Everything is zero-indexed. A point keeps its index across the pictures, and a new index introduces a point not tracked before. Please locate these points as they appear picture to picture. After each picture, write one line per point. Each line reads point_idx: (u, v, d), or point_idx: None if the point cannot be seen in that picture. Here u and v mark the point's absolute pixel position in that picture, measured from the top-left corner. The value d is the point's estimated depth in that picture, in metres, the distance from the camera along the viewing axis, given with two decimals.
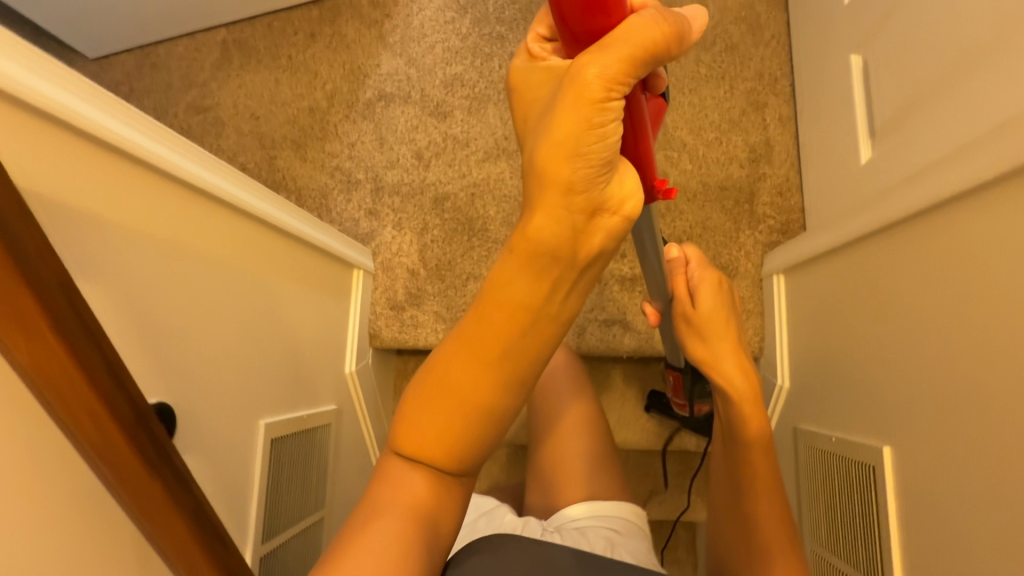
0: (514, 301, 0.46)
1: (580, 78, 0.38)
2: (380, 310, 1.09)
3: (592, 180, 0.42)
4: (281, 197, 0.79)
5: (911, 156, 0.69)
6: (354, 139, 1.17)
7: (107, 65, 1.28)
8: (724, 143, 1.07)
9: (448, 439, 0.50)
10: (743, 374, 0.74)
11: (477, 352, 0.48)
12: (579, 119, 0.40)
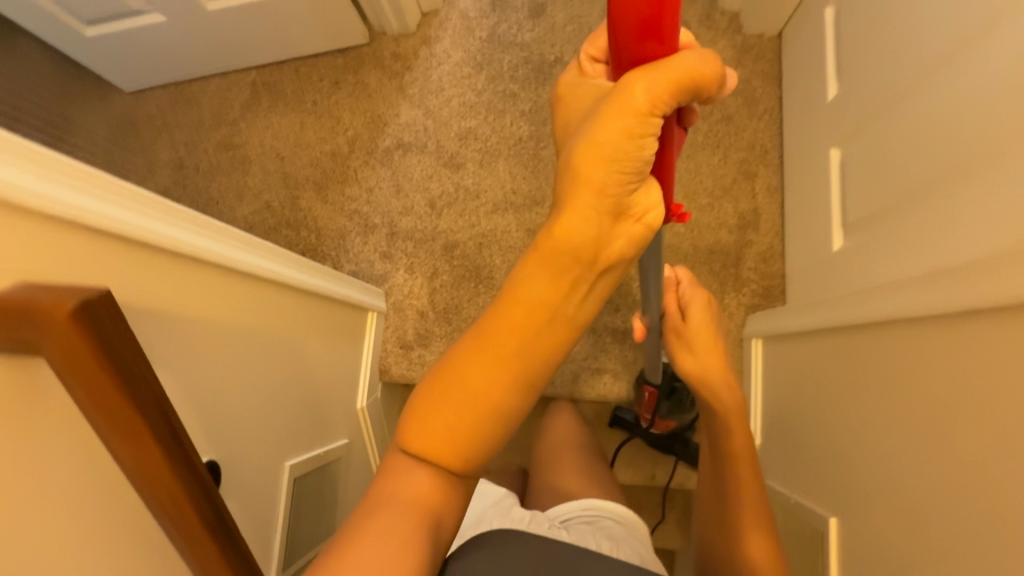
0: (536, 298, 0.52)
1: (625, 94, 0.42)
2: (390, 347, 1.18)
3: (622, 187, 0.46)
4: (301, 257, 0.86)
5: (877, 259, 0.78)
6: (372, 184, 1.25)
7: (141, 97, 1.35)
8: (716, 208, 1.16)
9: (473, 420, 0.55)
10: (729, 384, 0.81)
11: (497, 346, 0.54)
12: (619, 128, 0.43)
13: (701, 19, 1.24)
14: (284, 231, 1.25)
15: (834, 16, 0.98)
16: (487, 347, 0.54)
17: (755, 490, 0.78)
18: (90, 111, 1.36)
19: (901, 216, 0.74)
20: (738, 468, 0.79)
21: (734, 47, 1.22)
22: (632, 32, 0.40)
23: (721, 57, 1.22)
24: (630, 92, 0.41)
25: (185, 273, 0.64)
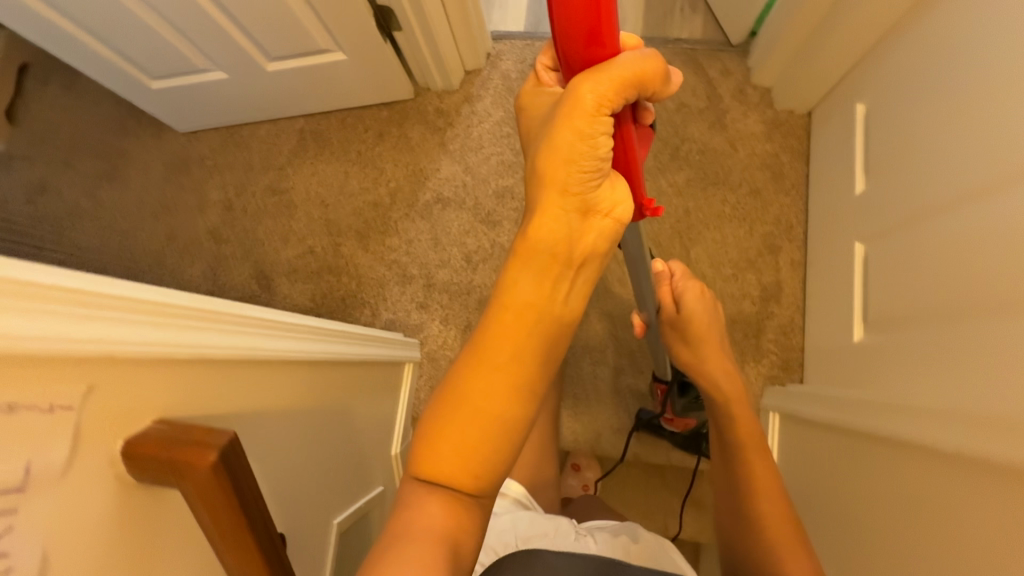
0: (520, 305, 0.49)
1: (573, 96, 0.45)
2: (423, 395, 1.25)
3: (585, 183, 0.47)
4: (363, 336, 0.94)
5: (898, 364, 0.83)
6: (411, 236, 1.31)
7: (195, 138, 1.42)
8: (740, 279, 1.21)
9: (464, 454, 0.50)
10: (726, 369, 0.88)
11: (487, 365, 0.50)
12: (572, 129, 0.46)
13: (734, 94, 1.29)
14: (325, 276, 1.31)
15: (864, 113, 1.04)
16: (480, 367, 0.50)
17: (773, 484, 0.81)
18: (146, 149, 1.43)
19: (924, 329, 0.80)
20: (750, 460, 0.82)
21: (765, 122, 1.27)
22: (578, 42, 0.44)
23: (751, 131, 1.27)
24: (579, 95, 0.45)
25: (286, 377, 0.67)
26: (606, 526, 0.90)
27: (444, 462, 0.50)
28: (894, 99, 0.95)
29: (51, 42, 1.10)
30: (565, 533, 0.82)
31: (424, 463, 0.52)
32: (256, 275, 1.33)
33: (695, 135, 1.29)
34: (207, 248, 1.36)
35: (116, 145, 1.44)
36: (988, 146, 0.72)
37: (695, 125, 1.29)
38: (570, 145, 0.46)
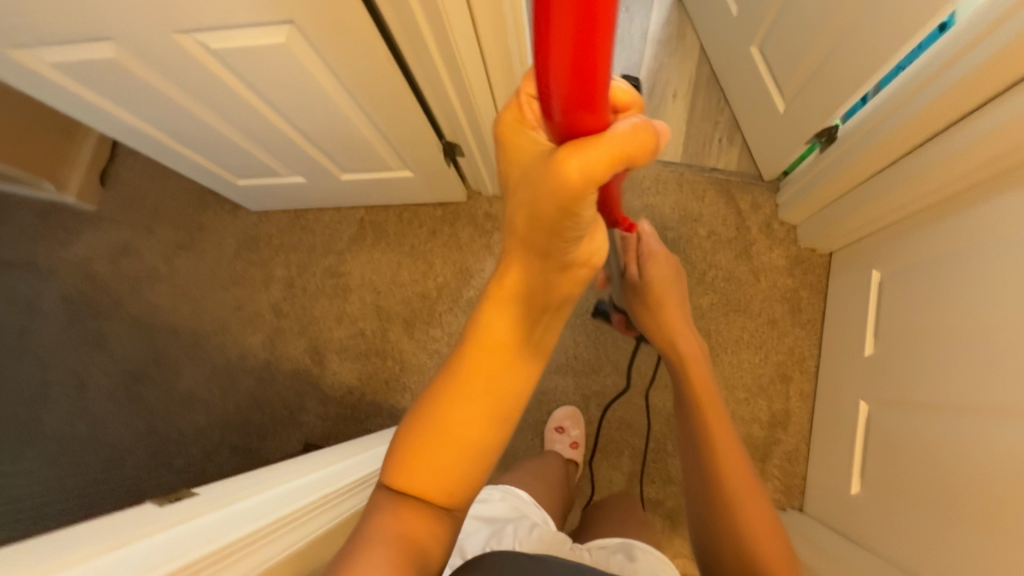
0: (497, 339, 0.61)
1: (565, 173, 0.46)
2: None
3: (566, 244, 0.54)
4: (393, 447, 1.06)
5: (892, 534, 0.96)
6: (453, 329, 1.44)
7: (265, 218, 1.57)
8: (752, 404, 1.31)
9: (442, 466, 0.60)
10: (680, 333, 0.96)
11: (466, 386, 0.61)
12: (567, 195, 0.48)
13: (762, 228, 1.40)
14: (372, 359, 1.44)
15: (879, 282, 1.14)
16: (459, 393, 0.61)
17: (734, 445, 0.83)
18: (221, 223, 1.59)
19: (920, 515, 0.91)
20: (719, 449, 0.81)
21: (788, 257, 1.37)
22: (568, 104, 0.42)
23: (774, 264, 1.37)
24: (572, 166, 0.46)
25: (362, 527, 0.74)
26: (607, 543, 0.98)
27: (426, 470, 0.60)
28: (907, 282, 1.05)
29: (156, 152, 1.16)
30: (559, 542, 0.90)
31: (407, 465, 0.61)
32: (310, 351, 1.47)
33: (721, 262, 1.39)
34: (268, 321, 1.51)
35: (194, 217, 1.60)
36: (983, 378, 0.84)
37: (722, 253, 1.39)
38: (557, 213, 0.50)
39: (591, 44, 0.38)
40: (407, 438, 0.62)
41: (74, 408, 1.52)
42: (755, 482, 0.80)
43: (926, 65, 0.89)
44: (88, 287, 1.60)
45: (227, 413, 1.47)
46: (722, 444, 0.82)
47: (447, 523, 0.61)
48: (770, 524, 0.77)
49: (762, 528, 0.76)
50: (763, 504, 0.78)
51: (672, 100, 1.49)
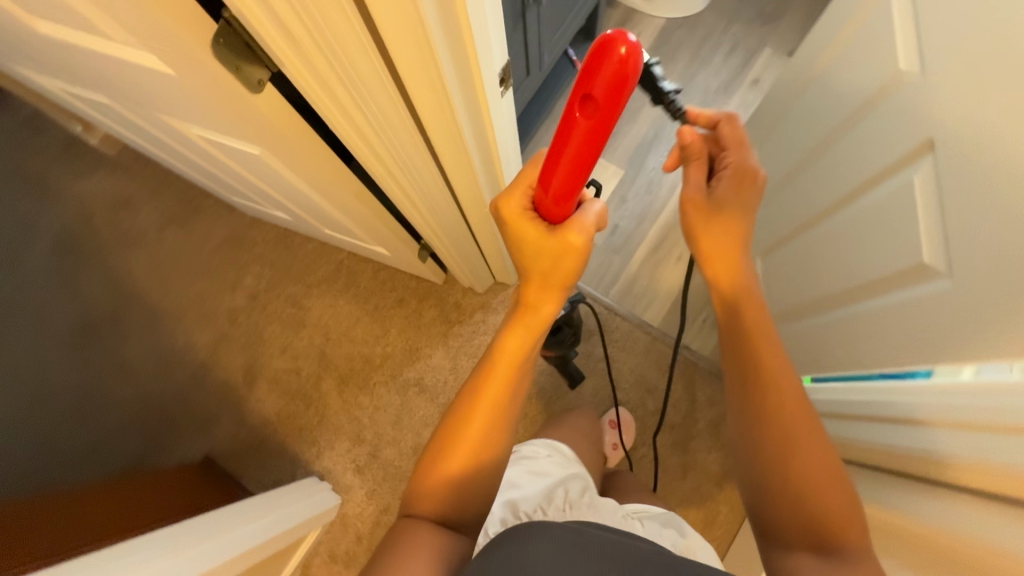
0: (511, 359, 0.85)
1: (567, 242, 0.76)
2: (320, 556, 1.34)
3: (567, 283, 0.83)
4: (251, 513, 1.09)
5: None
6: (381, 404, 1.43)
7: (257, 225, 1.59)
8: None
9: (468, 459, 0.82)
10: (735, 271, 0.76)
11: (483, 403, 0.84)
12: (564, 257, 0.79)
13: (709, 424, 1.37)
14: (296, 400, 1.45)
15: None
16: (481, 408, 0.84)
17: (793, 394, 0.69)
18: (218, 213, 1.61)
19: None
20: (773, 404, 0.69)
21: (722, 466, 1.35)
22: (558, 200, 0.71)
23: (706, 467, 1.35)
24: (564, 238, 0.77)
25: None
26: (645, 511, 1.03)
27: (455, 466, 0.82)
28: None
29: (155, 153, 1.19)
30: (613, 508, 0.93)
31: (440, 471, 0.82)
32: (245, 369, 1.48)
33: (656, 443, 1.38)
34: (220, 325, 1.52)
35: (195, 197, 1.63)
36: None
37: (660, 435, 1.38)
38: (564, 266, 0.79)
39: (587, 151, 0.62)
40: (433, 454, 0.84)
41: (21, 335, 1.54)
42: (814, 427, 0.68)
43: (878, 398, 0.78)
44: (80, 225, 1.62)
45: (154, 399, 1.47)
46: (767, 404, 0.69)
47: (466, 503, 0.83)
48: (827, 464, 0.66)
49: (825, 480, 0.65)
50: (823, 449, 0.66)
51: (673, 262, 1.47)
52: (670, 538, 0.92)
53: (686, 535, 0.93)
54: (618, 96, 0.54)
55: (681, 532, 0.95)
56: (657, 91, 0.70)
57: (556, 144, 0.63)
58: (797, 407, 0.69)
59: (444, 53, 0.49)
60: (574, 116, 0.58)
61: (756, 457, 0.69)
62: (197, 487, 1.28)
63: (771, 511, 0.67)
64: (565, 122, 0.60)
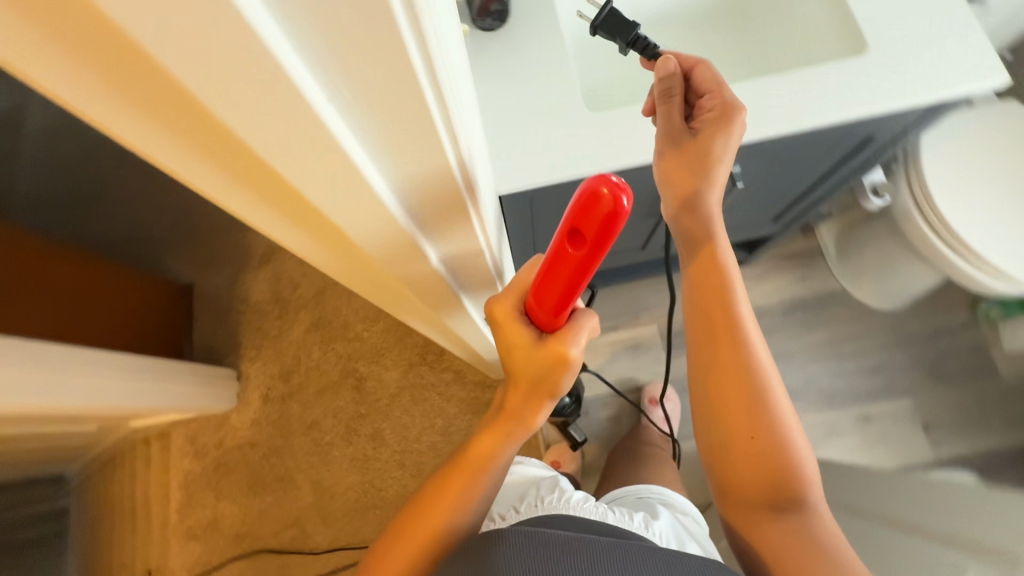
0: (482, 455, 0.76)
1: (554, 354, 0.65)
2: (185, 428, 1.45)
3: (554, 391, 0.70)
4: (160, 363, 1.20)
5: None
6: (322, 366, 1.47)
7: None
8: None
9: (414, 554, 0.74)
10: (707, 214, 0.66)
11: (445, 497, 0.76)
12: (561, 372, 0.67)
13: None
14: (275, 304, 1.53)
15: None
16: (444, 499, 0.76)
17: (762, 391, 0.65)
18: None
19: None
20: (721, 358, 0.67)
21: None
22: (556, 311, 0.61)
23: None
24: (559, 348, 0.64)
25: None
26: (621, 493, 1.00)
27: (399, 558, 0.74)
28: None
29: None
30: (586, 497, 0.85)
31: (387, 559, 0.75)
32: (265, 250, 1.57)
33: None
34: None
35: None
36: None
37: None
38: (551, 376, 0.68)
39: (582, 280, 0.56)
40: (379, 547, 0.77)
41: None
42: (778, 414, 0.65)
43: None
44: None
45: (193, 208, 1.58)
46: (724, 387, 0.67)
47: None
48: (766, 430, 0.65)
49: (790, 470, 0.65)
50: (786, 440, 0.65)
51: None
52: (641, 518, 0.82)
53: (664, 524, 0.82)
54: (607, 230, 0.49)
55: (659, 521, 0.83)
56: (632, 32, 0.65)
57: (547, 275, 0.57)
58: (755, 390, 0.65)
59: (316, 237, 0.44)
60: (567, 252, 0.53)
61: (724, 448, 0.69)
62: (151, 304, 1.38)
63: (749, 506, 0.68)
64: (556, 258, 0.55)
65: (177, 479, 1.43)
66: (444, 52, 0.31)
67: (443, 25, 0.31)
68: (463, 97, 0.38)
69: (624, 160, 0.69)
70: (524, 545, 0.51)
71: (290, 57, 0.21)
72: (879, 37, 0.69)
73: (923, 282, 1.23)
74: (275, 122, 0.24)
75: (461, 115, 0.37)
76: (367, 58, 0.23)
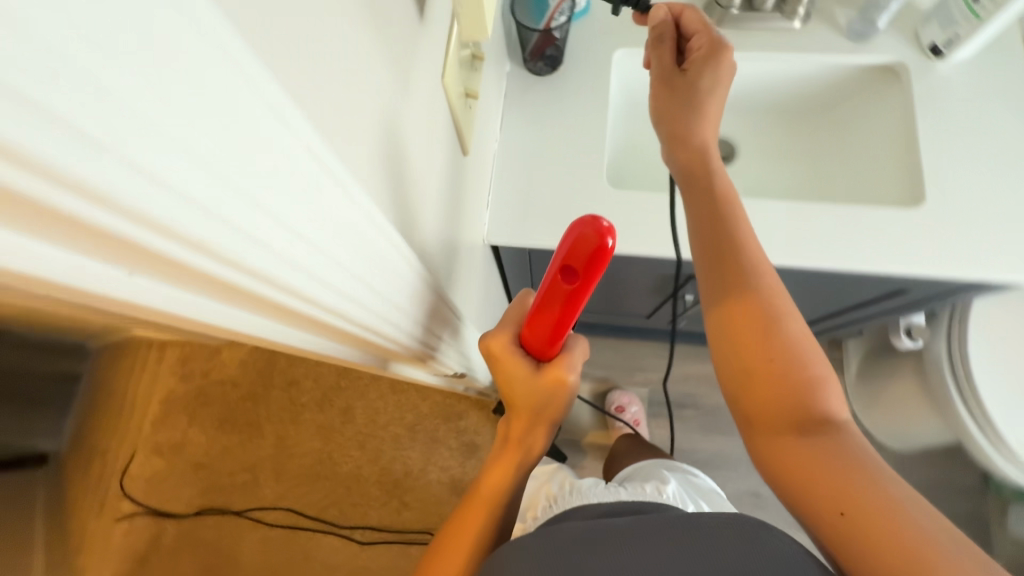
0: (490, 495, 0.64)
1: (555, 377, 0.61)
2: (176, 348, 1.45)
3: (559, 415, 0.65)
4: None
5: None
6: None
7: None
8: None
9: None
10: (703, 147, 0.55)
11: (455, 551, 0.61)
12: (559, 399, 0.63)
13: None
14: None
15: None
16: (454, 553, 0.61)
17: (774, 312, 0.49)
18: None
19: None
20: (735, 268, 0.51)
21: None
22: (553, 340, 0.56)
23: None
24: (558, 374, 0.61)
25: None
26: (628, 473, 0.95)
27: None
28: None
29: None
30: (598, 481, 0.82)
31: None
32: None
33: None
34: None
35: None
36: None
37: None
38: (554, 398, 0.62)
39: (574, 315, 0.52)
40: None
41: None
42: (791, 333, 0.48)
43: None
44: None
45: None
46: (742, 305, 0.50)
47: None
48: (785, 356, 0.47)
49: (824, 394, 0.46)
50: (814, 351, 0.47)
51: None
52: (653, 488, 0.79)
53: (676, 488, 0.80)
54: (597, 267, 0.44)
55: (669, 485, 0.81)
56: None
57: (539, 314, 0.54)
58: (767, 302, 0.49)
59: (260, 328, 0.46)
60: (558, 287, 0.48)
61: (732, 377, 0.50)
62: None
63: (771, 440, 0.46)
64: (548, 296, 0.51)
65: (157, 393, 1.44)
66: (337, 232, 0.28)
67: (355, 202, 0.28)
68: (397, 248, 0.35)
69: (633, 250, 0.67)
70: (540, 546, 0.46)
71: (9, 239, 0.18)
72: (942, 201, 0.62)
73: (926, 435, 1.15)
74: (131, 289, 0.27)
75: (377, 272, 0.34)
76: (129, 254, 0.21)
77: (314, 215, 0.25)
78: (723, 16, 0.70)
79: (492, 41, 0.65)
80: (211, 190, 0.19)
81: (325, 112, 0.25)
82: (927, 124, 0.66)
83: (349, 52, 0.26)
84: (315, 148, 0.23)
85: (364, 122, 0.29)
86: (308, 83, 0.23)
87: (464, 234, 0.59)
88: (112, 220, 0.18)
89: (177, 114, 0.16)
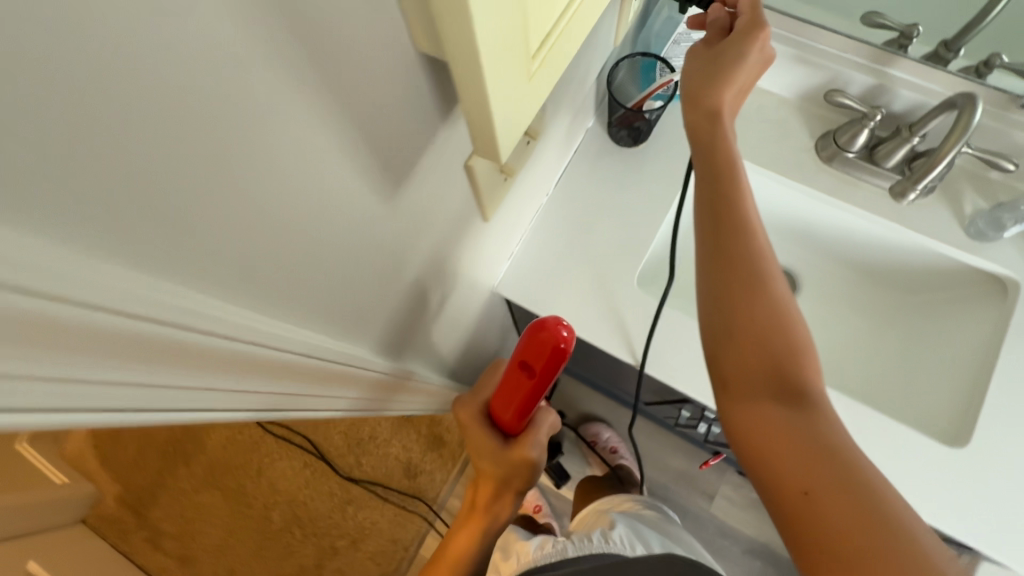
0: (454, 557, 0.64)
1: (514, 454, 0.61)
2: None
3: (524, 487, 0.65)
4: None
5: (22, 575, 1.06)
6: None
7: None
8: (188, 533, 1.36)
9: None
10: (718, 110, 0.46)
11: None
12: (524, 474, 0.63)
13: None
14: None
15: None
16: None
17: (755, 285, 0.43)
18: None
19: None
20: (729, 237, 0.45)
21: None
22: (514, 418, 0.57)
23: None
24: (522, 452, 0.60)
25: None
26: (586, 519, 0.90)
27: None
28: None
29: None
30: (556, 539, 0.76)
31: None
32: None
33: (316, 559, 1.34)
34: None
35: None
36: None
37: (335, 563, 1.33)
38: (518, 473, 0.62)
39: (538, 401, 0.54)
40: None
41: None
42: (762, 305, 0.43)
43: None
44: None
45: None
46: (734, 277, 0.44)
47: None
48: (762, 325, 0.43)
49: (799, 358, 0.42)
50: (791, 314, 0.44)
51: None
52: (601, 534, 0.72)
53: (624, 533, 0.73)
54: (555, 364, 0.47)
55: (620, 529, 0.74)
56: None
57: (505, 394, 0.55)
58: (753, 264, 0.44)
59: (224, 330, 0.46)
60: (522, 375, 0.51)
61: (709, 338, 0.45)
62: None
63: (741, 408, 0.42)
64: (515, 383, 0.53)
65: None
66: (222, 359, 0.25)
67: (246, 329, 0.26)
68: (311, 355, 0.33)
69: (627, 358, 0.63)
70: None
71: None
72: (985, 453, 0.55)
73: None
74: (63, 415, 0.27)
75: (285, 376, 0.32)
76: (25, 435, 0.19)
77: (207, 363, 0.24)
78: (836, 154, 0.63)
79: (579, 96, 0.62)
80: (59, 372, 0.17)
81: (243, 225, 0.23)
82: (1011, 363, 0.58)
83: (317, 156, 0.25)
84: (180, 291, 0.21)
85: (320, 216, 0.28)
86: (223, 205, 0.21)
87: (461, 281, 0.57)
88: (21, 425, 0.16)
89: (73, 328, 0.17)
